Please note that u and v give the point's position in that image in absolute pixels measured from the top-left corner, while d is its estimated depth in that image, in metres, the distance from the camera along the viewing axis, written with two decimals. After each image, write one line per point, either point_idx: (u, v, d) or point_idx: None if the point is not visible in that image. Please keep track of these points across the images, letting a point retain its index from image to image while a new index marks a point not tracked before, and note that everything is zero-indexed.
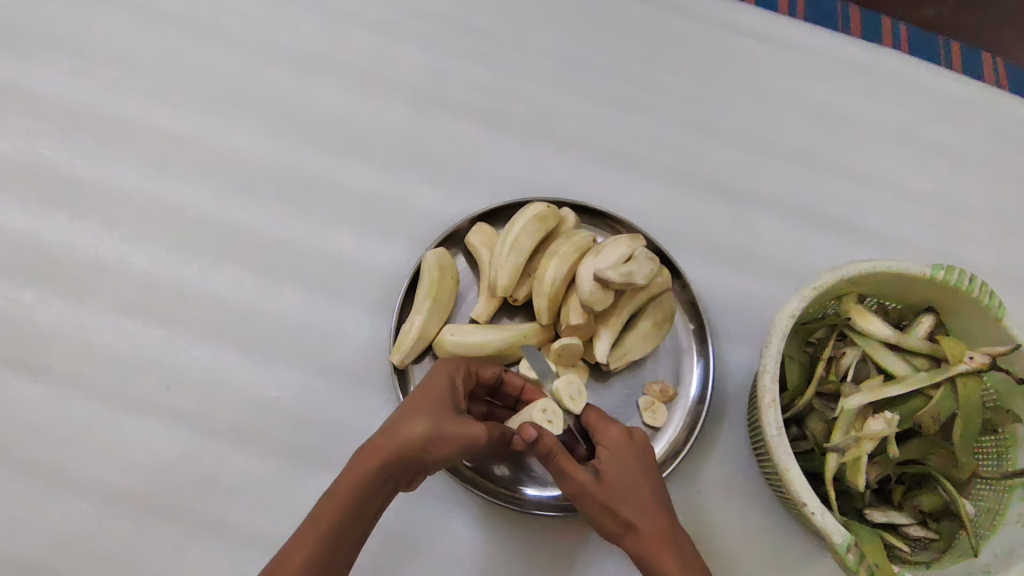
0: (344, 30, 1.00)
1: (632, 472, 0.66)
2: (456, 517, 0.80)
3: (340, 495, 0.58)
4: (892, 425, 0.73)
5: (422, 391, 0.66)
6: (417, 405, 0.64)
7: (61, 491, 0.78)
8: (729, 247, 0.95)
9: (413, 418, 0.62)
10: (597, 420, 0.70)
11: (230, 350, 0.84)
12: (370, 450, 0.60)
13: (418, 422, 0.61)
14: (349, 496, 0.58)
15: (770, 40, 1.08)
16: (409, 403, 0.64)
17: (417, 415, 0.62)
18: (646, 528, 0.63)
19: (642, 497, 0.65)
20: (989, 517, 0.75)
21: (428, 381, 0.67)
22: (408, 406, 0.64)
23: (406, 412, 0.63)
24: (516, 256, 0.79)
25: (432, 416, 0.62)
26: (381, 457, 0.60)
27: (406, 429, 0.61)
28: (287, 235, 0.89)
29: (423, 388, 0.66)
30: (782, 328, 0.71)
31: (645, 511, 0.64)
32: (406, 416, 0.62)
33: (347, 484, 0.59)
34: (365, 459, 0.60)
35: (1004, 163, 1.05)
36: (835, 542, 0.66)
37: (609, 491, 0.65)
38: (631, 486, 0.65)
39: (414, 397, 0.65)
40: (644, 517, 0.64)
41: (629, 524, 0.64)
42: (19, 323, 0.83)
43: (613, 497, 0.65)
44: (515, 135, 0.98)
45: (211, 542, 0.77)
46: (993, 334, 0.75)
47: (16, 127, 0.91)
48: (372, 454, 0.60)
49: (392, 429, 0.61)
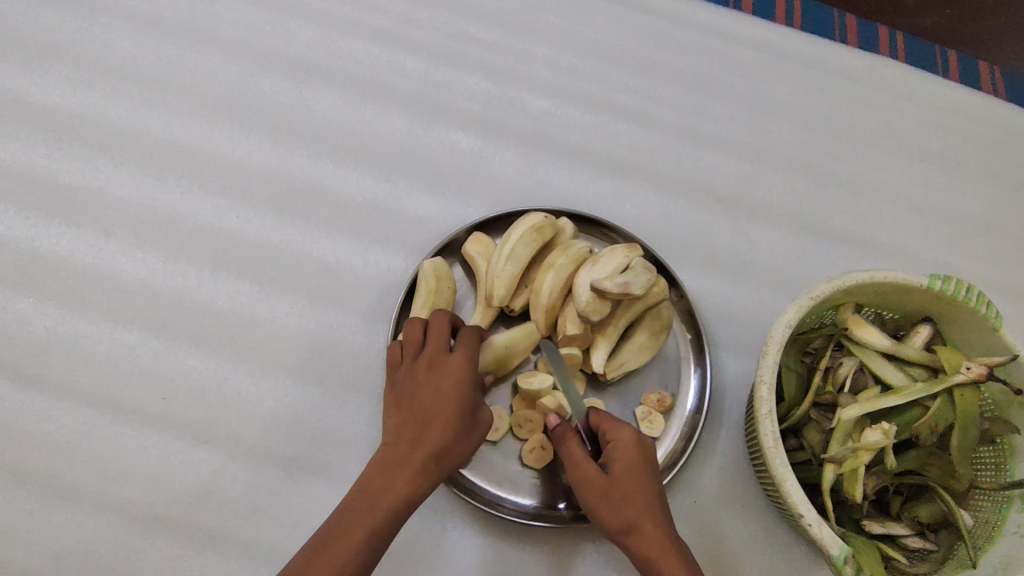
0: (343, 40, 1.01)
1: (640, 472, 0.66)
2: (453, 528, 0.80)
3: (390, 510, 0.60)
4: (889, 436, 0.73)
5: (460, 399, 0.66)
6: (457, 419, 0.65)
7: (57, 500, 0.78)
8: (726, 256, 0.95)
9: (454, 438, 0.65)
10: (607, 421, 0.69)
11: (228, 360, 0.84)
12: (418, 468, 0.62)
13: (458, 443, 0.65)
14: (399, 513, 0.61)
15: (766, 49, 1.08)
16: (447, 408, 0.65)
17: (458, 436, 0.65)
18: (648, 526, 0.63)
19: (645, 495, 0.65)
20: (988, 527, 0.74)
21: (465, 386, 0.67)
22: (450, 417, 0.65)
23: (450, 425, 0.65)
24: (513, 265, 0.79)
25: (467, 436, 0.66)
26: (429, 476, 0.63)
27: (450, 450, 0.64)
28: (283, 244, 0.90)
29: (462, 391, 0.67)
30: (779, 338, 0.71)
31: (647, 510, 0.64)
32: (446, 431, 0.65)
33: (399, 500, 0.61)
34: (415, 477, 0.62)
35: (1002, 172, 1.06)
36: (832, 554, 0.65)
37: (615, 486, 0.65)
38: (636, 483, 0.65)
39: (451, 404, 0.66)
40: (648, 517, 0.64)
41: (631, 521, 0.64)
42: (17, 332, 0.84)
43: (618, 492, 0.65)
44: (512, 144, 0.98)
45: (208, 552, 0.78)
46: (991, 344, 0.75)
47: (15, 137, 0.92)
48: (422, 472, 0.62)
49: (439, 447, 0.64)
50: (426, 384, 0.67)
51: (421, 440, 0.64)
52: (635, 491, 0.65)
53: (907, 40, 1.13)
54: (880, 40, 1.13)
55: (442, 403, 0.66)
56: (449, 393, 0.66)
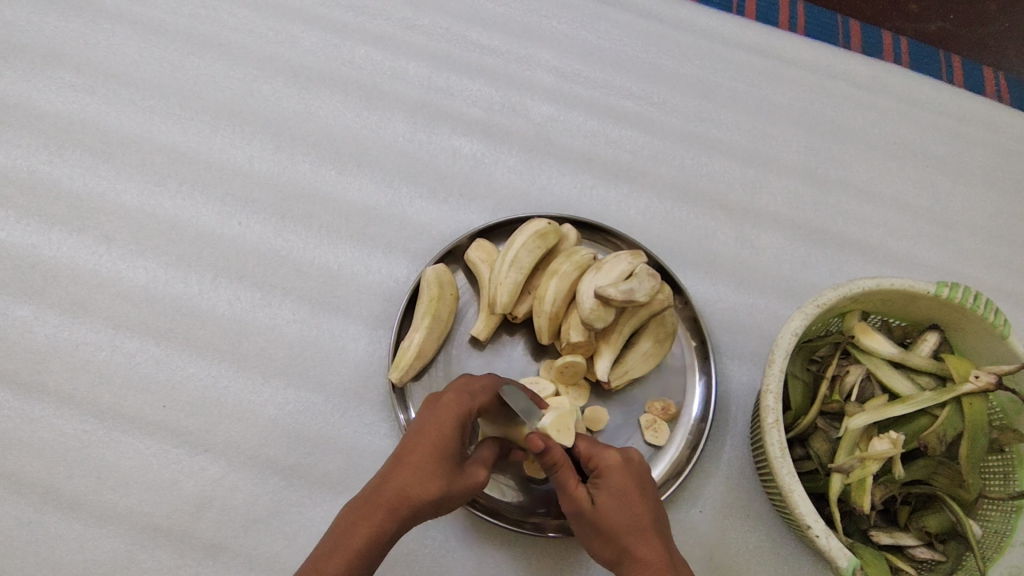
0: (345, 45, 1.00)
1: (629, 496, 0.63)
2: (456, 538, 0.80)
3: (348, 552, 0.56)
4: (897, 446, 0.72)
5: (434, 437, 0.61)
6: (433, 458, 0.61)
7: (56, 509, 0.78)
8: (731, 263, 0.95)
9: (423, 475, 0.59)
10: (590, 448, 0.67)
11: (229, 367, 0.84)
12: (382, 507, 0.58)
13: (430, 481, 0.59)
14: (363, 557, 0.56)
15: (770, 55, 1.08)
16: (417, 448, 0.61)
17: (430, 475, 0.60)
18: (642, 554, 0.61)
19: (638, 520, 0.63)
20: (996, 538, 0.74)
21: (438, 423, 0.62)
22: (420, 457, 0.60)
23: (419, 464, 0.60)
24: (515, 273, 0.78)
25: (443, 474, 0.60)
26: (394, 518, 0.58)
27: (418, 489, 0.59)
28: (285, 249, 0.89)
29: (437, 428, 0.62)
30: (785, 346, 0.70)
31: (641, 537, 0.62)
32: (416, 470, 0.60)
33: (359, 541, 0.57)
34: (379, 518, 0.58)
35: (1006, 178, 1.05)
36: (840, 566, 0.64)
37: (604, 516, 0.63)
38: (627, 512, 0.63)
39: (423, 443, 0.61)
40: (642, 544, 0.62)
41: (625, 550, 0.62)
42: (17, 340, 0.83)
43: (609, 522, 0.63)
44: (515, 150, 0.98)
45: (208, 563, 0.77)
46: (1000, 352, 0.74)
47: (17, 143, 0.91)
48: (384, 511, 0.58)
49: (405, 487, 0.59)
50: (407, 429, 0.64)
51: (390, 478, 0.60)
52: (626, 520, 0.62)
53: (911, 45, 1.13)
54: (884, 45, 1.12)
55: (417, 443, 0.61)
56: (421, 434, 0.62)
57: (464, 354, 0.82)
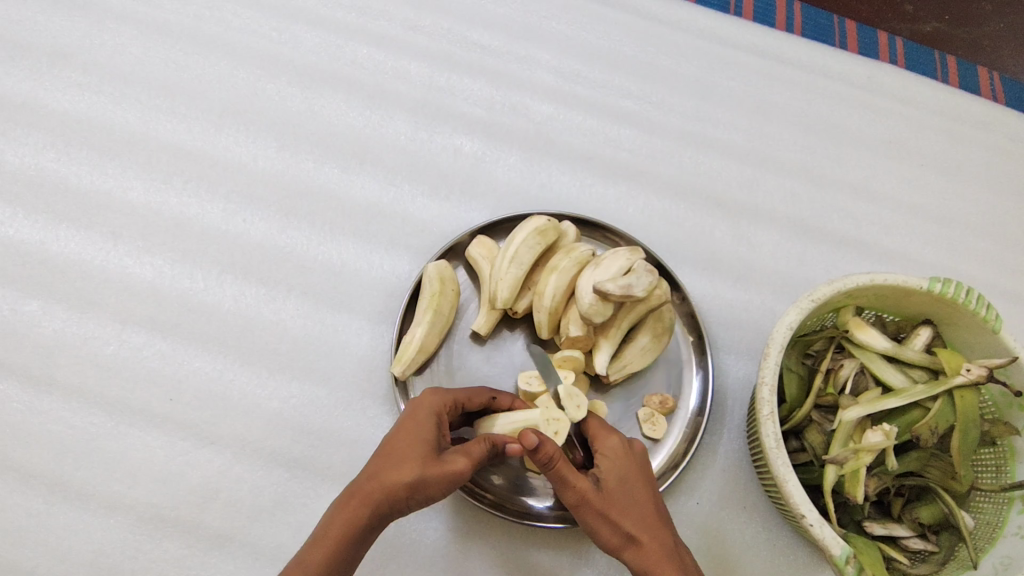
0: (348, 46, 1.02)
1: (631, 479, 0.66)
2: (458, 528, 0.81)
3: (327, 541, 0.59)
4: (891, 437, 0.74)
5: (408, 432, 0.65)
6: (409, 449, 0.63)
7: (64, 500, 0.79)
8: (728, 259, 0.96)
9: (397, 464, 0.62)
10: (598, 429, 0.70)
11: (233, 361, 0.85)
12: (358, 496, 0.61)
13: (403, 467, 0.61)
14: (339, 546, 0.59)
15: (766, 55, 1.09)
16: (394, 443, 0.64)
17: (405, 461, 0.62)
18: (646, 538, 0.64)
19: (641, 507, 0.65)
20: (989, 529, 0.75)
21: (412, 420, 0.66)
22: (396, 447, 0.64)
23: (395, 454, 0.63)
24: (516, 269, 0.80)
25: (417, 460, 0.62)
26: (371, 505, 0.60)
27: (391, 476, 0.61)
28: (289, 246, 0.91)
29: (412, 425, 0.65)
30: (780, 340, 0.71)
31: (644, 521, 0.64)
32: (392, 461, 0.62)
33: (337, 530, 0.59)
34: (355, 508, 0.60)
35: (999, 177, 1.06)
36: (833, 554, 0.66)
37: (609, 501, 0.65)
38: (630, 494, 0.66)
39: (399, 438, 0.64)
40: (645, 529, 0.64)
41: (629, 535, 0.64)
42: (25, 335, 0.84)
43: (612, 508, 0.65)
44: (515, 149, 0.99)
45: (213, 552, 0.78)
46: (992, 346, 0.75)
47: (24, 141, 0.93)
48: (359, 501, 0.60)
49: (378, 475, 0.61)
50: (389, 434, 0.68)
51: (367, 473, 0.62)
52: (630, 503, 0.65)
53: (907, 46, 1.14)
54: (880, 46, 1.13)
55: (394, 440, 0.64)
56: (397, 432, 0.65)
57: (464, 349, 0.84)
